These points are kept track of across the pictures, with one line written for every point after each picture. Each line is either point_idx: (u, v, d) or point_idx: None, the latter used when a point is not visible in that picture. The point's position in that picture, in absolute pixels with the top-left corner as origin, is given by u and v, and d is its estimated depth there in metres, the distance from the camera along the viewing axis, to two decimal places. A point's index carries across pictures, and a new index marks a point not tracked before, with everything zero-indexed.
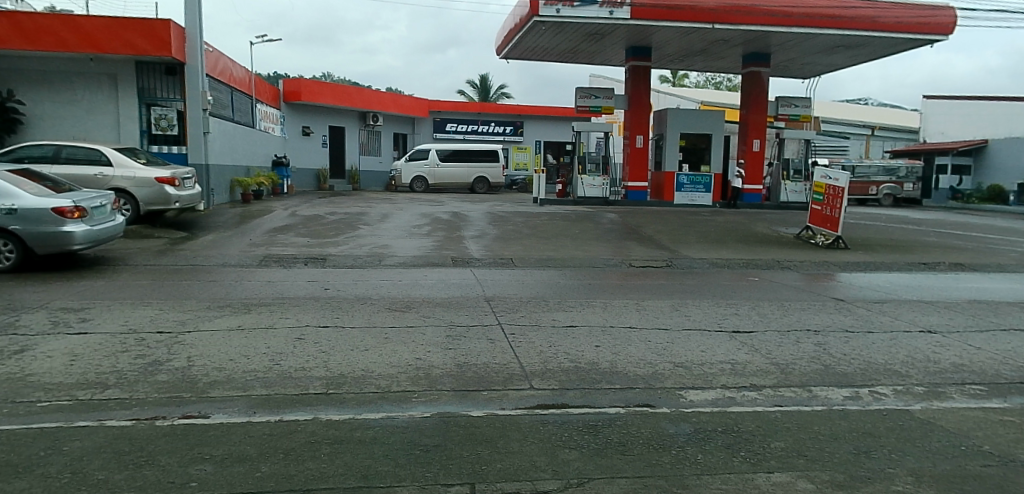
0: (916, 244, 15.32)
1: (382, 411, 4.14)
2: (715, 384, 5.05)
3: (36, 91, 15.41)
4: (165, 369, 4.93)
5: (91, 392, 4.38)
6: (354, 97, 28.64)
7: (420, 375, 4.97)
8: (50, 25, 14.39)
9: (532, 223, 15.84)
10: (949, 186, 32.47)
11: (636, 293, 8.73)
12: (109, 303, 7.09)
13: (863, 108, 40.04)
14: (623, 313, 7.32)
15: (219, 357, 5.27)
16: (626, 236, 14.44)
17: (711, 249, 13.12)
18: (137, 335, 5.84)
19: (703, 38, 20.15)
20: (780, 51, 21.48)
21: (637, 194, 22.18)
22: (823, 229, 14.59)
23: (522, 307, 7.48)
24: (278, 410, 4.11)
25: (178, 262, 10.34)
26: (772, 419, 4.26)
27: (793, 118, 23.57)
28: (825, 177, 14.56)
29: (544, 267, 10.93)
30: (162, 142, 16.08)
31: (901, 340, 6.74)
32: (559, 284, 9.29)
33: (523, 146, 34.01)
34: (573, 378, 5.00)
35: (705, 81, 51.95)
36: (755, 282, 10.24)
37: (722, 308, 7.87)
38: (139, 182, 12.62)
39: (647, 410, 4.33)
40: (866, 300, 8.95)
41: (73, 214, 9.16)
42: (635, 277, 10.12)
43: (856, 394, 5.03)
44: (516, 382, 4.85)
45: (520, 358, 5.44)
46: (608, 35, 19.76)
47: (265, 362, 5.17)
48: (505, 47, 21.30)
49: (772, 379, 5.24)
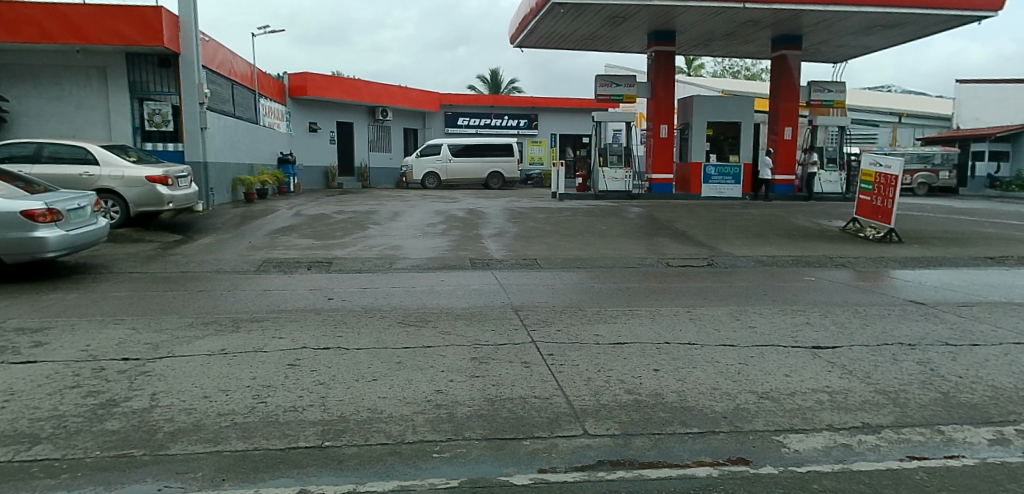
0: (974, 237, 13.97)
1: (392, 479, 3.07)
2: (818, 424, 3.95)
3: (23, 87, 14.54)
4: (118, 413, 3.89)
5: (13, 450, 3.36)
6: (362, 91, 27.61)
7: (442, 417, 3.88)
8: (32, 15, 13.47)
9: (554, 219, 14.70)
10: (986, 173, 30.95)
11: (683, 298, 7.60)
12: (76, 321, 6.10)
13: (891, 95, 38.44)
14: (676, 325, 6.20)
15: (189, 394, 4.22)
16: (657, 232, 13.29)
17: (754, 246, 11.92)
18: (95, 364, 4.81)
19: (731, 20, 18.88)
20: (813, 32, 20.15)
21: (661, 187, 20.98)
22: (873, 221, 13.31)
23: (557, 319, 6.39)
24: (254, 479, 3.06)
25: (168, 270, 9.32)
26: (919, 486, 3.14)
27: (826, 104, 22.21)
28: (875, 164, 13.31)
29: (573, 269, 9.80)
30: (157, 139, 15.14)
31: (1019, 355, 5.53)
32: (593, 288, 8.17)
33: (539, 140, 32.77)
34: (637, 418, 3.90)
35: (723, 70, 50.31)
36: (812, 283, 9.07)
37: (790, 316, 6.71)
38: (128, 181, 11.67)
39: (744, 472, 3.22)
40: (950, 303, 7.73)
41: (45, 218, 8.20)
42: (676, 279, 9.01)
43: (1002, 435, 3.88)
44: (564, 426, 3.77)
45: (566, 390, 4.35)
46: (630, 18, 18.53)
47: (247, 400, 4.11)
48: (520, 34, 20.15)
49: (888, 416, 4.13)
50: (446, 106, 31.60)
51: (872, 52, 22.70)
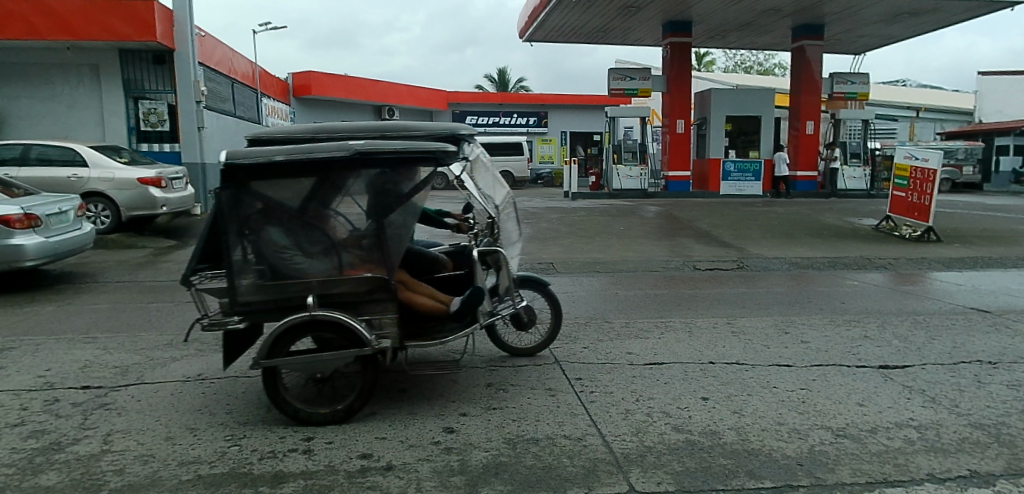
0: (1018, 235, 13.07)
1: None
2: (917, 474, 3.18)
3: (13, 87, 13.99)
4: (58, 462, 3.18)
5: None
6: (368, 89, 26.95)
7: (453, 467, 3.15)
8: (19, 10, 12.92)
9: (569, 220, 13.98)
10: (1011, 168, 29.30)
11: (720, 307, 6.85)
12: (39, 341, 5.40)
13: (909, 89, 37.49)
14: (717, 340, 5.43)
15: (149, 435, 3.50)
16: (678, 232, 12.54)
17: (784, 246, 11.16)
18: (48, 395, 4.11)
19: (750, 9, 18.04)
20: (836, 20, 19.27)
21: (678, 185, 20.16)
22: (909, 219, 12.45)
23: (581, 334, 5.63)
24: None
25: (159, 279, 8.64)
26: None
27: (849, 97, 21.30)
28: (910, 157, 12.45)
29: (593, 273, 9.07)
30: (153, 139, 14.55)
31: None
32: (618, 296, 7.42)
33: (548, 138, 31.89)
34: (692, 468, 3.16)
35: (734, 65, 49.58)
36: (856, 287, 8.30)
37: (845, 329, 5.92)
38: (119, 184, 11.01)
39: None
40: (1018, 310, 6.93)
41: (21, 223, 7.58)
42: (705, 284, 8.24)
43: None
44: (604, 479, 3.03)
45: (601, 427, 3.62)
46: (644, 8, 17.73)
47: (219, 444, 3.39)
48: (530, 27, 19.46)
49: (1001, 461, 3.34)
50: (454, 104, 31.07)
51: (897, 42, 21.77)
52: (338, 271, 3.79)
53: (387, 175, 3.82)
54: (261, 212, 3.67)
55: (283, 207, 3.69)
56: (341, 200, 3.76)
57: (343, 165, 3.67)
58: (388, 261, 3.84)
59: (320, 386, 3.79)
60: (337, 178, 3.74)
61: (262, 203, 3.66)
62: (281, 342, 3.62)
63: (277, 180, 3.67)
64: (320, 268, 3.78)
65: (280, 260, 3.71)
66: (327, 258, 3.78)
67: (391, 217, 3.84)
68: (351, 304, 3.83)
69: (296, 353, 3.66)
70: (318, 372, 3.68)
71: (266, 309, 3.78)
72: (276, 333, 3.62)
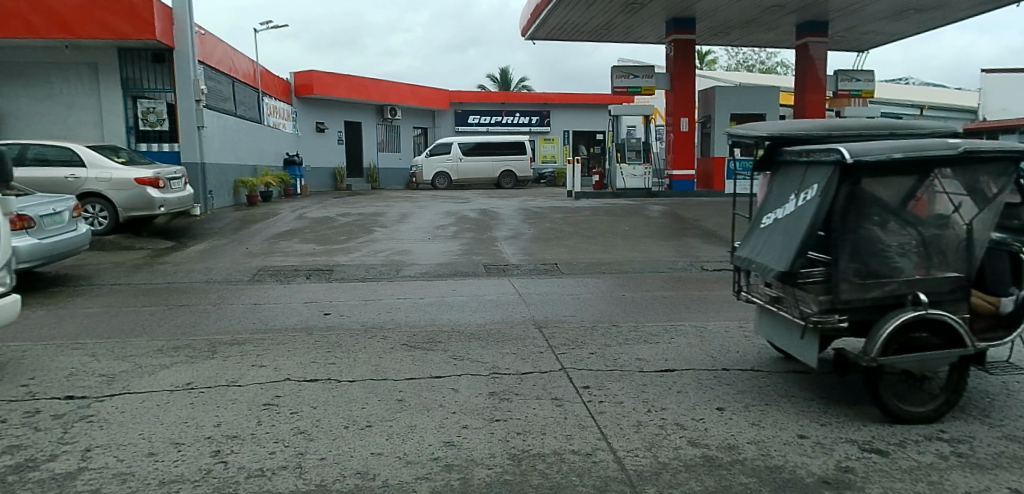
0: None
1: None
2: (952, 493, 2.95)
3: (11, 86, 13.82)
4: (33, 482, 2.97)
5: None
6: (370, 89, 26.70)
7: (454, 487, 2.93)
8: (16, 8, 12.72)
9: (573, 220, 13.77)
10: None
11: (731, 309, 6.63)
12: (26, 347, 5.20)
13: (914, 88, 37.17)
14: (730, 345, 5.20)
15: (131, 451, 3.29)
16: (685, 232, 12.31)
17: None
18: (30, 406, 3.91)
19: (755, 5, 17.78)
20: (842, 17, 19.01)
21: (683, 184, 19.91)
22: None
23: (588, 339, 5.41)
24: None
25: (155, 281, 8.43)
26: None
27: (854, 95, 21.01)
28: None
29: (599, 275, 8.84)
30: (152, 139, 14.36)
31: None
32: (626, 298, 7.20)
33: (551, 137, 31.82)
34: (711, 487, 2.94)
35: (737, 64, 49.28)
36: None
37: None
38: (117, 185, 10.81)
39: None
40: None
41: (14, 225, 7.39)
42: (714, 286, 8.04)
43: None
44: None
45: (611, 442, 3.40)
46: (648, 4, 17.48)
47: (203, 461, 3.17)
48: (532, 25, 19.24)
49: None
50: (456, 104, 30.85)
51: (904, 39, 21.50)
52: (924, 271, 3.80)
53: (991, 169, 3.74)
54: (864, 211, 3.74)
55: (882, 206, 3.75)
56: (935, 200, 3.74)
57: (947, 164, 3.68)
58: (971, 263, 3.81)
59: (908, 384, 3.80)
60: (940, 170, 3.70)
61: (869, 201, 3.74)
62: (891, 340, 3.66)
63: (884, 179, 3.73)
64: (911, 267, 3.80)
65: (881, 259, 3.77)
66: (915, 256, 3.78)
67: (982, 214, 3.76)
68: (935, 303, 3.83)
69: (901, 351, 3.68)
70: (922, 369, 3.70)
71: (864, 308, 3.84)
72: (886, 331, 3.65)
